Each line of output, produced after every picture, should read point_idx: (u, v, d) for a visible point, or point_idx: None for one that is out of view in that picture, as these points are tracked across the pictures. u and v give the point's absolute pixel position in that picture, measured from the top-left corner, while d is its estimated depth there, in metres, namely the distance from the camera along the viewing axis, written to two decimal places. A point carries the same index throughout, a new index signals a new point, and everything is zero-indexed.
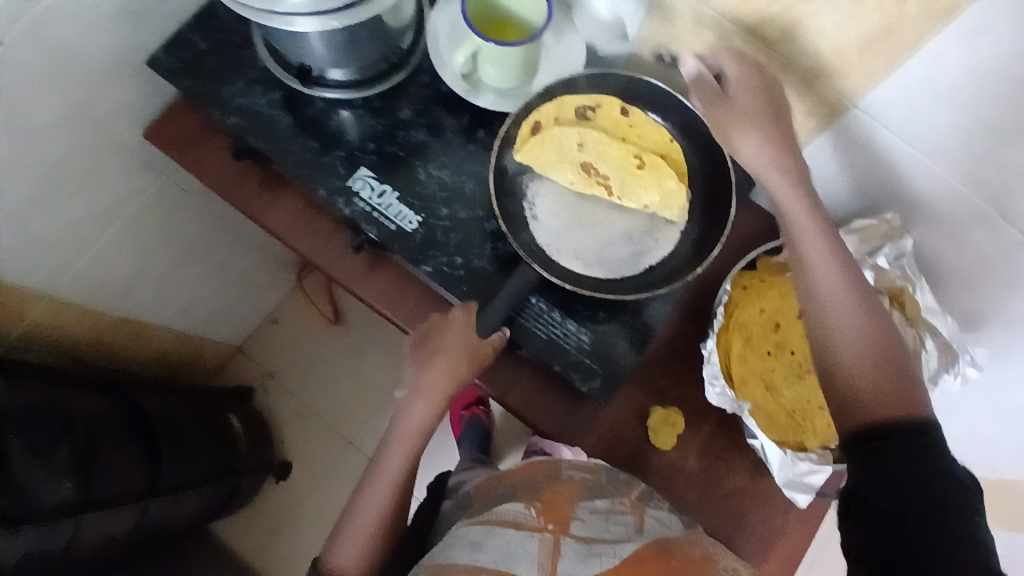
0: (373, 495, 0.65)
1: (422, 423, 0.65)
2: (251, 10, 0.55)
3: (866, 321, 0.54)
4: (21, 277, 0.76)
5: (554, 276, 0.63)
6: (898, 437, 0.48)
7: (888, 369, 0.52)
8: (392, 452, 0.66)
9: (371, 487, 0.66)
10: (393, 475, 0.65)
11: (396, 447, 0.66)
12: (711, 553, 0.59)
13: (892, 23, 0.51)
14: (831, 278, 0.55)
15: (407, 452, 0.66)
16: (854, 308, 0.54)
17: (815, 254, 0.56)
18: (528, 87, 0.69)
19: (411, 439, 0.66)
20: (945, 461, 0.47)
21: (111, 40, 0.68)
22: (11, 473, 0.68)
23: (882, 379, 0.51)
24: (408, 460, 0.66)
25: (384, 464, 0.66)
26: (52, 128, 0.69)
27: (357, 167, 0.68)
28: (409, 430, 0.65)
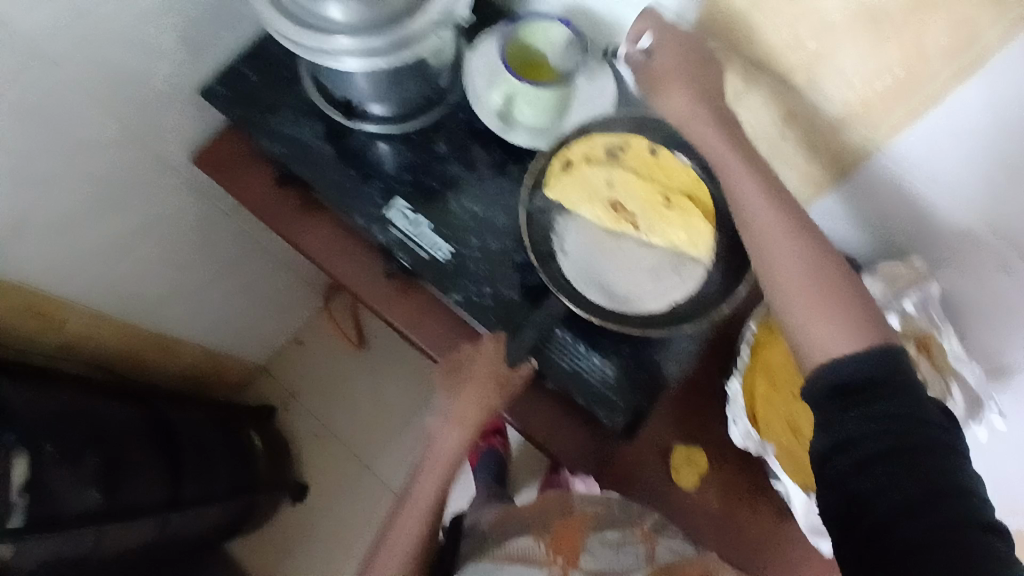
0: (407, 517, 0.70)
1: (453, 450, 0.68)
2: (304, 49, 0.58)
3: (812, 267, 0.52)
4: (65, 288, 0.79)
5: (580, 309, 0.64)
6: (877, 406, 0.46)
7: (841, 313, 0.50)
8: (425, 479, 0.70)
9: (405, 510, 0.70)
10: (424, 501, 0.69)
11: (428, 474, 0.69)
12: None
13: (916, 75, 0.53)
14: (775, 232, 0.54)
15: (439, 479, 0.69)
16: (801, 256, 0.53)
17: (750, 199, 0.55)
18: (561, 126, 0.71)
19: (442, 467, 0.69)
20: (907, 406, 0.46)
21: (170, 71, 0.73)
22: (39, 477, 0.70)
23: (836, 326, 0.50)
24: (439, 487, 0.69)
25: (417, 490, 0.70)
26: (109, 149, 0.73)
27: (394, 198, 0.71)
28: (440, 456, 0.69)
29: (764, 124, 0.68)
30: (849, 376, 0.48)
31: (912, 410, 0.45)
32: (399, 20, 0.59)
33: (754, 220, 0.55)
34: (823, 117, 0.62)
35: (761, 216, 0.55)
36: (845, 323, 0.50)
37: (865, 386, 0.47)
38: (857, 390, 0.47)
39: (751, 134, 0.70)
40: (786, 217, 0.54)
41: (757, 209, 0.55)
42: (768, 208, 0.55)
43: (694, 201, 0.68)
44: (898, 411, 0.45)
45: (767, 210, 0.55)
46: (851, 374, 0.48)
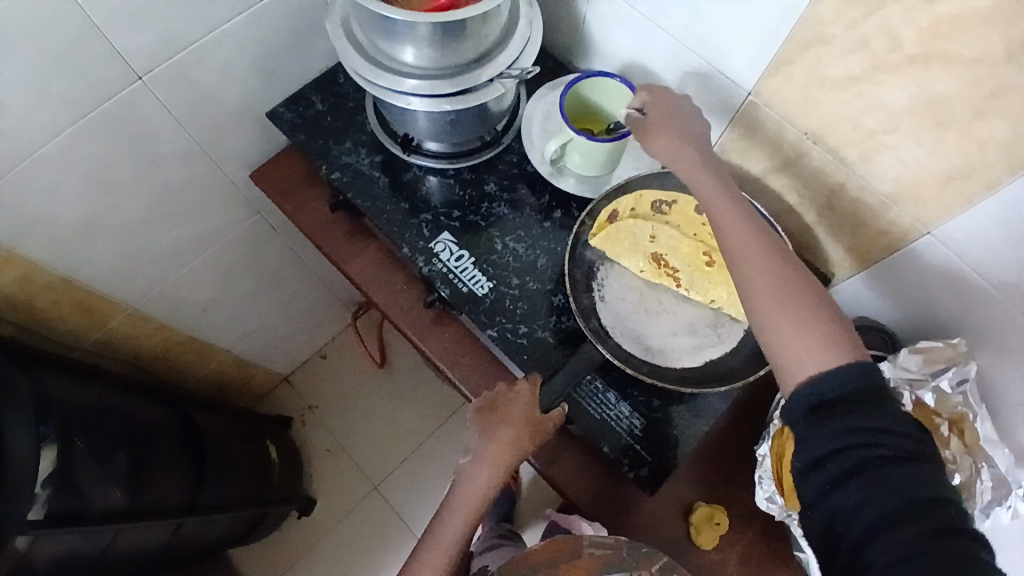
0: (424, 566, 0.61)
1: (483, 494, 0.62)
2: (376, 87, 0.63)
3: (779, 279, 0.53)
4: (115, 285, 0.82)
5: (613, 356, 0.64)
6: (847, 420, 0.46)
7: (808, 325, 0.50)
8: (446, 524, 0.62)
9: (423, 558, 0.62)
10: (445, 550, 0.62)
11: (450, 518, 0.62)
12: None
13: (972, 164, 0.54)
14: (745, 247, 0.55)
15: (463, 524, 0.62)
16: (769, 268, 0.53)
17: (728, 217, 0.57)
18: (608, 177, 0.74)
19: (469, 510, 0.62)
20: (882, 412, 0.46)
21: (243, 91, 0.77)
22: (72, 474, 0.71)
23: (806, 340, 0.50)
24: (463, 534, 0.62)
25: (438, 536, 0.62)
26: (176, 158, 0.76)
27: (440, 232, 0.73)
28: (466, 500, 0.62)
29: (810, 193, 0.69)
30: (817, 391, 0.48)
31: (882, 419, 0.45)
32: (468, 69, 0.63)
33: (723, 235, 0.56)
34: (873, 193, 0.63)
35: (730, 231, 0.56)
36: (814, 334, 0.50)
37: (836, 399, 0.47)
38: (828, 406, 0.47)
39: (796, 202, 0.72)
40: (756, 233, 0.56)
41: (726, 225, 0.56)
42: (739, 226, 0.56)
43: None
44: (869, 421, 0.45)
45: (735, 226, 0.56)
46: (820, 388, 0.48)
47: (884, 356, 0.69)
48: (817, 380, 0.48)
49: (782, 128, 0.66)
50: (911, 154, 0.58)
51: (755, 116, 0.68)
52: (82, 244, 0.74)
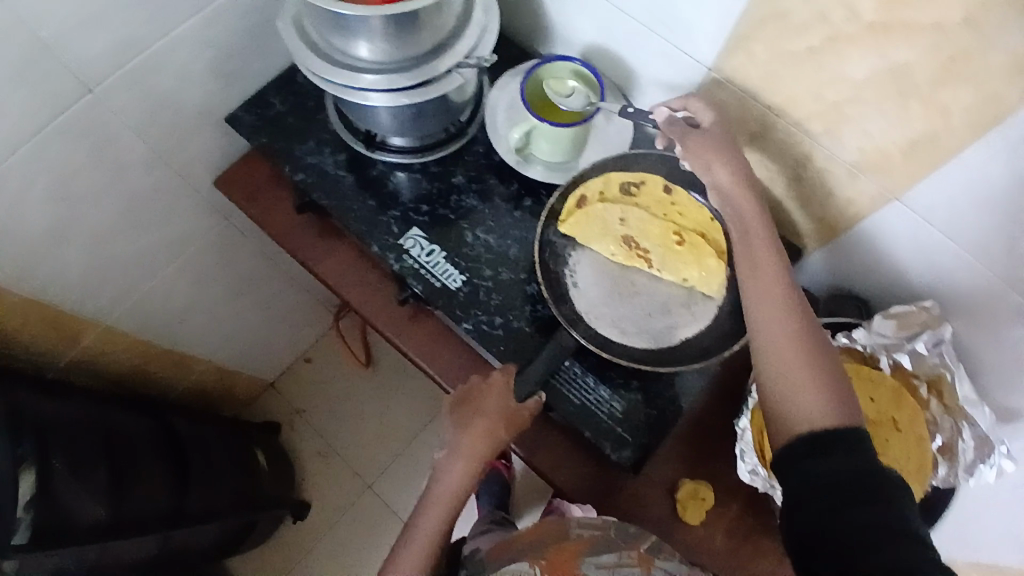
0: (405, 562, 0.59)
1: (460, 487, 0.62)
2: (332, 85, 0.61)
3: (802, 333, 0.54)
4: (84, 301, 0.80)
5: (589, 341, 0.65)
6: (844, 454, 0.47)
7: (821, 378, 0.51)
8: (425, 518, 0.61)
9: (402, 555, 0.60)
10: (424, 545, 0.60)
11: (428, 512, 0.61)
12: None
13: (935, 129, 0.54)
14: (776, 292, 0.56)
15: (442, 516, 0.61)
16: (795, 319, 0.54)
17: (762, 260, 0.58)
18: (576, 163, 0.74)
19: (446, 505, 0.61)
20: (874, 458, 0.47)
21: (200, 96, 0.75)
22: (51, 486, 0.70)
23: (814, 392, 0.51)
24: (442, 527, 0.61)
25: (417, 531, 0.61)
26: (137, 168, 0.75)
27: (410, 227, 0.72)
28: (443, 493, 0.61)
29: (777, 168, 0.69)
30: (818, 437, 0.48)
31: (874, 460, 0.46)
32: (425, 61, 0.61)
33: (758, 275, 0.57)
34: (839, 165, 0.63)
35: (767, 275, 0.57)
36: (824, 388, 0.51)
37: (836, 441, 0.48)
38: (828, 450, 0.48)
39: (765, 177, 0.71)
40: (787, 282, 0.57)
41: (763, 268, 0.57)
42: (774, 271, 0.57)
43: (706, 239, 0.69)
44: (846, 465, 0.46)
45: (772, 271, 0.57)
46: (822, 435, 0.48)
47: (859, 323, 0.70)
48: (821, 428, 0.49)
49: (744, 103, 0.66)
50: (873, 123, 0.58)
51: (719, 93, 0.67)
52: (46, 261, 0.72)
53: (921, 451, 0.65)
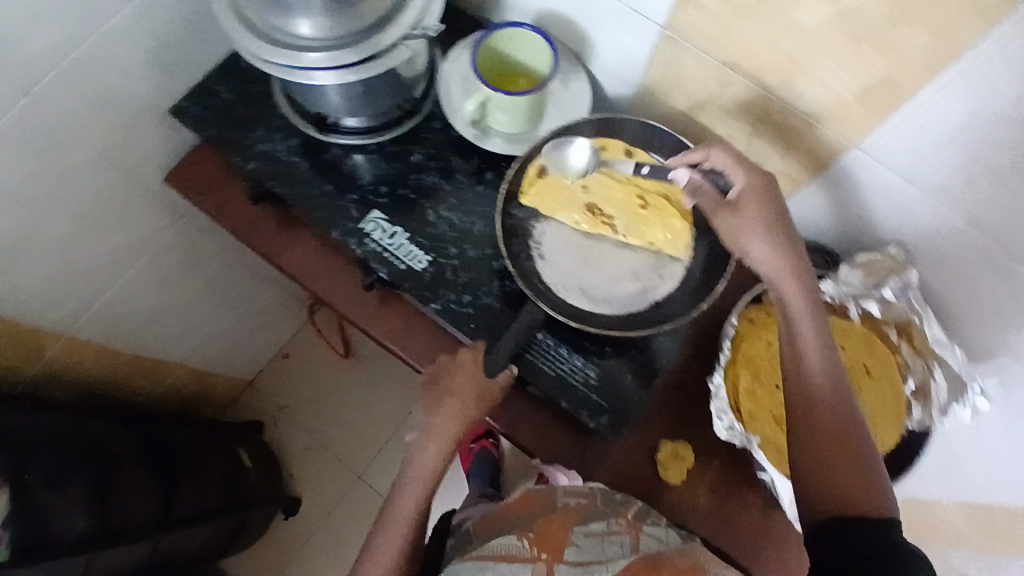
0: (383, 545, 0.60)
1: (435, 467, 0.61)
2: (274, 66, 0.58)
3: (839, 419, 0.55)
4: (45, 314, 0.78)
5: (559, 313, 0.65)
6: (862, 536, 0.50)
7: (847, 466, 0.53)
8: (402, 500, 0.61)
9: (381, 538, 0.60)
10: (401, 528, 0.60)
11: (405, 494, 0.61)
12: (701, 562, 0.57)
13: (888, 72, 0.53)
14: (815, 375, 0.56)
15: (418, 497, 0.61)
16: (833, 406, 0.55)
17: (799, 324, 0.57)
18: (535, 132, 0.72)
19: (422, 486, 0.61)
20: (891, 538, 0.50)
21: (140, 89, 0.71)
22: (29, 495, 0.69)
23: (840, 479, 0.53)
24: (419, 507, 0.61)
25: (395, 514, 0.61)
26: (81, 170, 0.71)
27: (370, 210, 0.70)
28: (418, 475, 0.61)
29: (737, 124, 0.68)
30: (829, 523, 0.52)
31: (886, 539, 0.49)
32: (371, 35, 0.58)
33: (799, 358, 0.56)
34: (795, 115, 0.62)
35: (811, 359, 0.56)
36: (848, 476, 0.53)
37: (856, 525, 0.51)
38: (840, 539, 0.51)
39: (725, 134, 0.71)
40: (830, 363, 0.56)
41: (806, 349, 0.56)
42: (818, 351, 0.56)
43: (669, 200, 0.69)
44: (862, 546, 0.50)
45: (817, 355, 0.56)
46: (836, 525, 0.52)
47: (826, 274, 0.71)
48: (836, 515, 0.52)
49: (696, 61, 0.65)
50: (828, 70, 0.57)
51: (673, 52, 0.65)
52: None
53: (893, 395, 0.68)
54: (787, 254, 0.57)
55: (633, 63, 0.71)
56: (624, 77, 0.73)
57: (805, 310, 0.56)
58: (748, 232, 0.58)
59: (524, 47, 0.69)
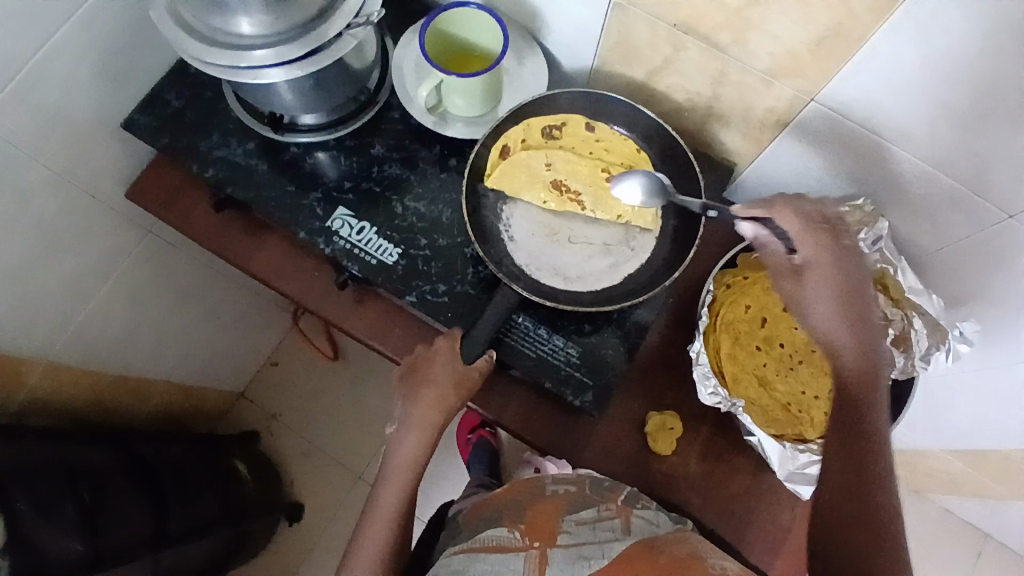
0: (370, 540, 0.59)
1: (417, 457, 0.61)
2: (219, 67, 0.56)
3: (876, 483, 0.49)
4: (19, 344, 0.76)
5: (537, 294, 0.64)
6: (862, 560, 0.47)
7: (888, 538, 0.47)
8: (385, 494, 0.61)
9: (367, 531, 0.60)
10: (386, 520, 0.60)
11: (388, 487, 0.61)
12: (699, 550, 0.54)
13: (839, 21, 0.52)
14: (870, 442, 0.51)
15: (402, 490, 0.61)
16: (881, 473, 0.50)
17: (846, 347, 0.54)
18: (494, 113, 0.72)
19: (405, 476, 0.61)
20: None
21: (89, 105, 0.69)
22: (19, 530, 0.67)
23: (862, 531, 0.48)
24: (403, 500, 0.60)
25: (379, 506, 0.60)
26: (38, 194, 0.69)
27: (335, 208, 0.70)
28: (400, 466, 0.61)
29: (695, 88, 0.68)
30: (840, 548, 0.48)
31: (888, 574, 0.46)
32: (313, 27, 0.57)
33: (853, 418, 0.52)
34: (752, 74, 0.62)
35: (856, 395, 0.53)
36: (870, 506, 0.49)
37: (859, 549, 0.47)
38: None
39: (685, 99, 0.70)
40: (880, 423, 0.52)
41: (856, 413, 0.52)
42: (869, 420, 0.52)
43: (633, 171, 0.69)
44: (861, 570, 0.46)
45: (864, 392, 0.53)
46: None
47: None
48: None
49: (647, 29, 0.64)
50: (778, 25, 0.56)
51: (624, 20, 0.64)
52: None
53: None
54: (848, 319, 0.54)
55: (586, 36, 0.70)
56: (578, 49, 0.72)
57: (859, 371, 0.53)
58: (816, 300, 0.55)
59: (471, 26, 0.69)
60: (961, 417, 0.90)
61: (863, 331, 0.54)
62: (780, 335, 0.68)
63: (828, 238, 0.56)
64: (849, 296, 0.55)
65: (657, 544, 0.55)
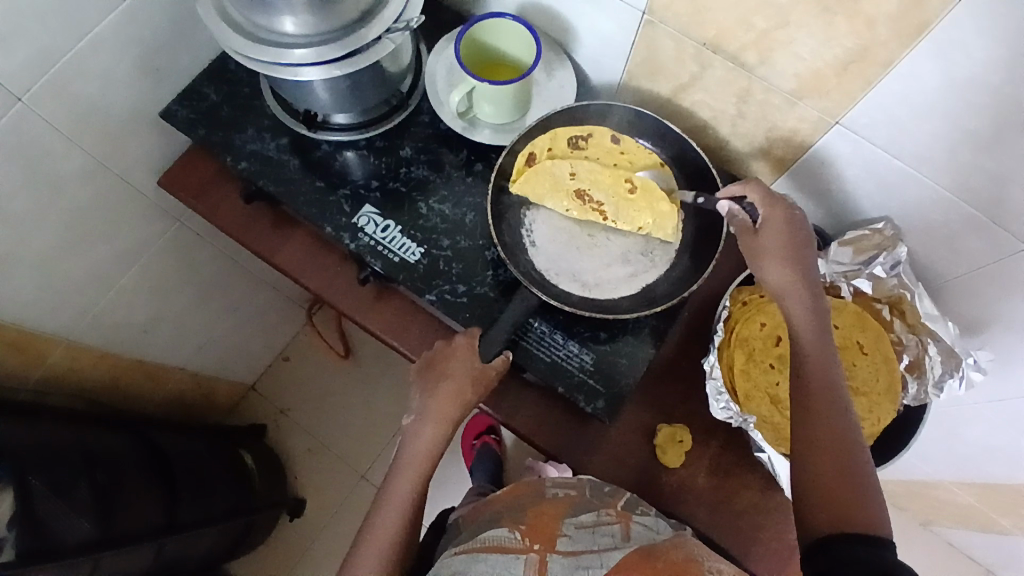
0: (379, 531, 0.60)
1: (429, 450, 0.62)
2: (260, 63, 0.58)
3: (838, 433, 0.53)
4: (43, 322, 0.78)
5: (550, 297, 0.65)
6: (824, 490, 0.51)
7: (857, 483, 0.51)
8: (396, 486, 0.61)
9: (377, 522, 0.60)
10: (397, 512, 0.60)
11: (400, 478, 0.62)
12: (696, 554, 0.55)
13: (865, 44, 0.54)
14: (831, 395, 0.54)
15: (413, 482, 0.61)
16: (840, 423, 0.53)
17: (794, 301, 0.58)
18: (522, 121, 0.74)
19: (417, 469, 0.62)
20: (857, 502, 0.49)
21: (131, 95, 0.72)
22: (32, 510, 0.68)
23: (826, 467, 0.52)
24: (414, 492, 0.61)
25: (390, 497, 0.61)
26: (76, 178, 0.72)
27: (362, 205, 0.71)
28: (413, 458, 0.62)
29: (720, 106, 0.69)
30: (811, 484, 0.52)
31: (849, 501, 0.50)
32: (354, 30, 0.59)
33: (808, 372, 0.55)
34: (777, 94, 0.63)
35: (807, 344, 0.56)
36: (829, 444, 0.52)
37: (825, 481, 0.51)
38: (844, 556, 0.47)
39: (709, 116, 0.72)
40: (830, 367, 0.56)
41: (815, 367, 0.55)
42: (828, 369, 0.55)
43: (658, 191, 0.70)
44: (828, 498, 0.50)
45: (813, 339, 0.56)
46: (843, 542, 0.47)
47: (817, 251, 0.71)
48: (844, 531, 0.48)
49: (675, 47, 0.65)
50: (805, 47, 0.57)
51: (653, 36, 0.66)
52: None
53: (888, 370, 0.67)
54: (793, 272, 0.58)
55: (614, 51, 0.71)
56: (606, 64, 0.74)
57: (810, 324, 0.57)
58: (769, 259, 0.59)
59: (504, 34, 0.70)
60: (973, 450, 0.89)
61: (807, 283, 0.58)
62: None
63: (781, 207, 0.60)
64: (796, 254, 0.59)
65: (656, 552, 0.55)
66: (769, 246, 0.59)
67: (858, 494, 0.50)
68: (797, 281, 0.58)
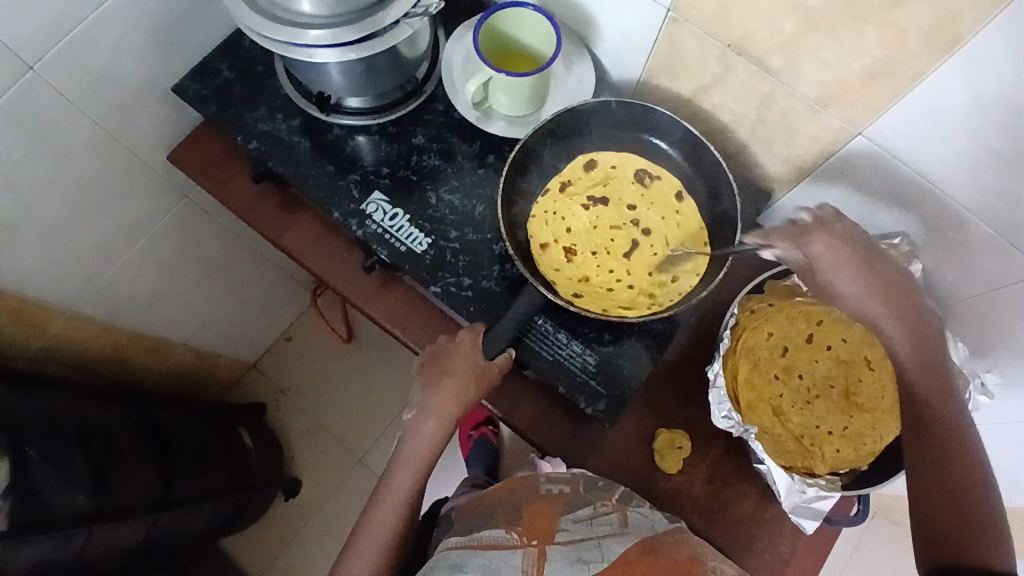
0: (377, 523, 0.60)
1: (431, 446, 0.62)
2: (274, 42, 0.57)
3: (961, 462, 0.52)
4: (48, 291, 0.78)
5: (559, 299, 0.64)
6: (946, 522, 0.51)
7: (977, 509, 0.50)
8: (396, 478, 0.61)
9: (375, 513, 0.60)
10: (396, 504, 0.60)
11: (400, 471, 0.61)
12: (699, 554, 0.55)
13: (893, 56, 0.52)
14: (940, 424, 0.53)
15: (412, 475, 0.61)
16: (962, 453, 0.52)
17: (887, 326, 0.55)
18: (537, 115, 0.73)
19: (418, 464, 0.62)
20: (982, 535, 0.49)
21: (143, 67, 0.71)
22: (27, 479, 0.68)
23: (949, 496, 0.51)
24: (413, 485, 0.61)
25: (389, 490, 0.61)
26: (85, 149, 0.71)
27: (371, 192, 0.70)
28: (414, 453, 0.62)
29: (740, 109, 0.68)
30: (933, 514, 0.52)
31: (973, 534, 0.49)
32: (371, 12, 0.57)
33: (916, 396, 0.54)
34: (800, 100, 0.61)
35: (911, 370, 0.54)
36: (952, 470, 0.52)
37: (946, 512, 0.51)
38: None
39: (729, 119, 0.70)
40: (942, 388, 0.53)
41: (926, 390, 0.53)
42: (943, 393, 0.53)
43: (651, 300, 0.68)
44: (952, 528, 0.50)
45: (912, 365, 0.54)
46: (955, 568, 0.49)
47: None
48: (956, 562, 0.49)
49: (697, 46, 0.64)
50: (832, 55, 0.55)
51: (676, 35, 0.64)
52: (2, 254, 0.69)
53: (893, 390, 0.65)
54: (883, 296, 0.55)
55: (635, 47, 0.70)
56: (627, 60, 0.72)
57: (912, 341, 0.54)
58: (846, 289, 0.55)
59: (530, 26, 0.69)
60: None
61: (904, 305, 0.55)
62: (800, 366, 0.68)
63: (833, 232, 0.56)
64: (880, 280, 0.55)
65: (658, 548, 0.54)
66: (842, 275, 0.55)
67: (983, 524, 0.50)
68: (889, 304, 0.55)
